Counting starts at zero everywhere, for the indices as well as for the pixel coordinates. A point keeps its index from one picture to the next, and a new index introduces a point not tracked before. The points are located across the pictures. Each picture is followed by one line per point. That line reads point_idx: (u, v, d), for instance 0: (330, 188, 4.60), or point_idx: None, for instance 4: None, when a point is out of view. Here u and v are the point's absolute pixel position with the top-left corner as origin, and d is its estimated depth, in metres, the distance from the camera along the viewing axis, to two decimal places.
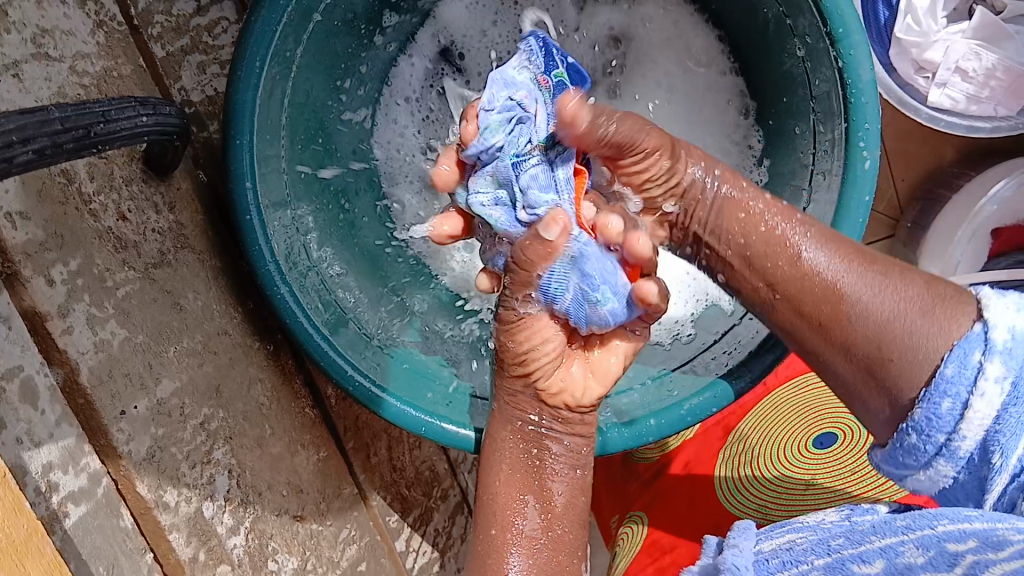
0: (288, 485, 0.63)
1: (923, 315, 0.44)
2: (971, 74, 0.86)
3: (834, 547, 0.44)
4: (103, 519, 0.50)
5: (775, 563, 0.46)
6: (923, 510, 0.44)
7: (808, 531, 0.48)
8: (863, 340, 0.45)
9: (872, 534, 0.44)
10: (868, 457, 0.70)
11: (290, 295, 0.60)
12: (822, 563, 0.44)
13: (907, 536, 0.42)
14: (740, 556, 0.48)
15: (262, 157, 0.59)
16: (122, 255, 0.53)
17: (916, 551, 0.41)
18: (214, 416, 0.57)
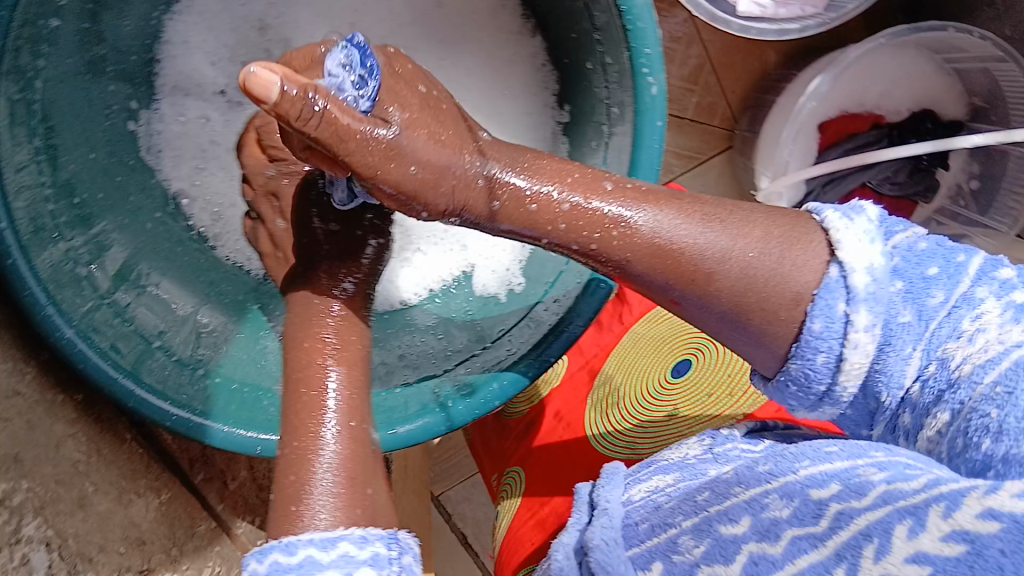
0: (125, 540, 0.58)
1: (772, 285, 0.41)
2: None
3: (699, 504, 0.43)
4: None
5: (644, 530, 0.46)
6: (781, 453, 0.43)
7: (671, 473, 0.49)
8: (731, 294, 0.42)
9: (737, 485, 0.42)
10: (720, 371, 0.67)
11: (80, 337, 0.52)
12: (691, 526, 0.42)
13: (770, 486, 0.40)
14: (607, 530, 0.47)
15: (25, 187, 0.51)
16: None
17: (780, 502, 0.39)
18: (18, 490, 0.51)
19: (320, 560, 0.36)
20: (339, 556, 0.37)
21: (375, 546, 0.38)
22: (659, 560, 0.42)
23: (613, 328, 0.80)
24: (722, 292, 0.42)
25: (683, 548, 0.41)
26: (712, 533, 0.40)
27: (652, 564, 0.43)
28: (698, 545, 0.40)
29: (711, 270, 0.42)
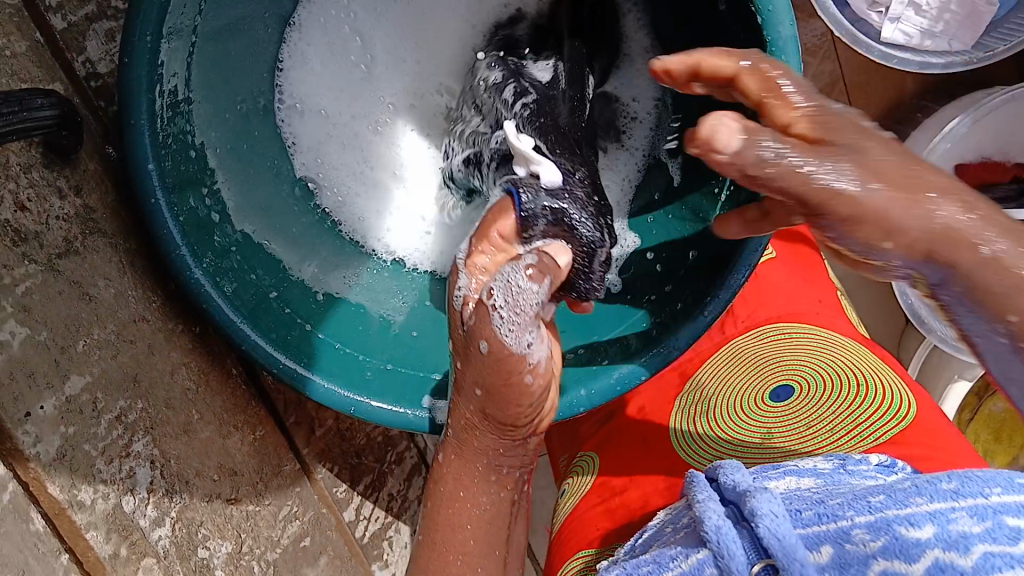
0: (220, 469, 0.62)
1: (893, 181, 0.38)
2: (924, 9, 0.90)
3: (872, 503, 0.43)
4: (9, 526, 0.47)
5: (810, 515, 0.45)
6: (967, 471, 0.42)
7: (812, 478, 0.50)
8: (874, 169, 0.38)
9: (916, 494, 0.42)
10: (824, 408, 0.65)
11: (203, 273, 0.58)
12: (865, 521, 0.42)
13: (957, 502, 0.40)
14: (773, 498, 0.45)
15: (164, 135, 0.56)
16: (22, 248, 0.52)
17: (971, 520, 0.39)
18: (132, 408, 0.56)
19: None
20: None
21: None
22: (830, 544, 0.42)
23: (714, 335, 0.77)
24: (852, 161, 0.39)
25: (858, 539, 0.41)
26: (891, 531, 0.41)
27: (822, 546, 0.43)
28: (876, 539, 0.41)
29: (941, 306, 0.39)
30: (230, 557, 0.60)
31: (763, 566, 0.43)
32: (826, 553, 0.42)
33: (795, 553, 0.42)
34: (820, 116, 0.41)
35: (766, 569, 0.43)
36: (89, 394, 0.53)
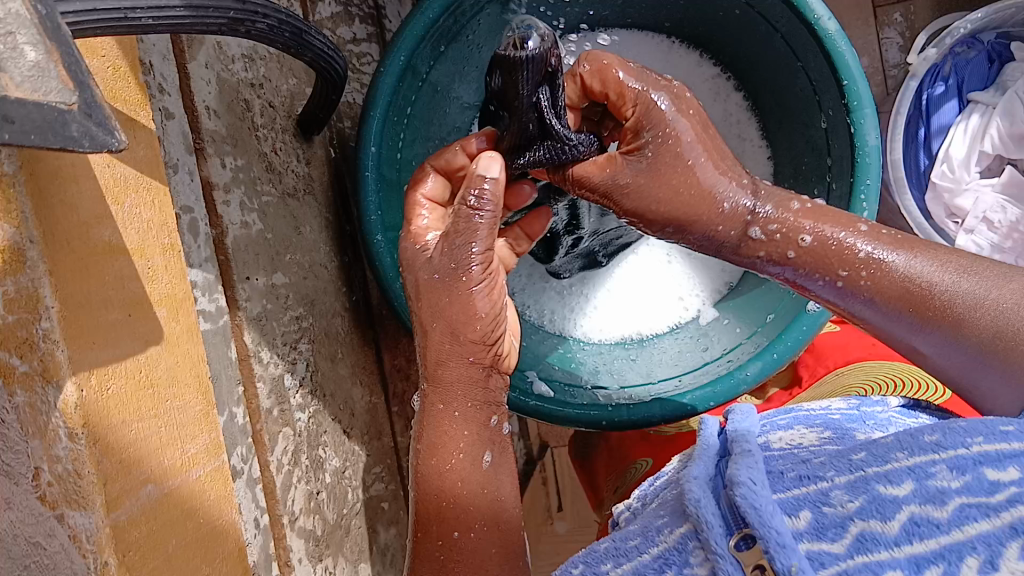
0: (345, 403, 0.74)
1: (997, 341, 0.51)
2: (997, 225, 1.04)
3: (855, 462, 0.41)
4: (217, 343, 0.59)
5: (792, 479, 0.42)
6: (947, 423, 0.42)
7: (825, 434, 0.48)
8: (981, 336, 0.51)
9: (897, 449, 0.41)
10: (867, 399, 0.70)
11: (384, 241, 0.75)
12: (845, 482, 0.40)
13: (938, 455, 0.39)
14: (751, 469, 0.42)
15: (385, 133, 0.75)
16: (269, 175, 0.70)
17: (949, 474, 0.38)
18: (306, 318, 0.70)
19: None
20: None
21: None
22: (808, 509, 0.39)
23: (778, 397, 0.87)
24: (967, 332, 0.52)
25: (835, 501, 0.39)
26: (869, 490, 0.39)
27: (800, 512, 0.39)
28: (852, 499, 0.38)
29: (962, 314, 0.52)
30: (335, 470, 0.70)
31: (740, 538, 0.39)
32: (803, 519, 0.39)
33: (770, 520, 0.38)
34: (912, 268, 0.53)
35: (740, 543, 0.39)
36: (283, 290, 0.67)
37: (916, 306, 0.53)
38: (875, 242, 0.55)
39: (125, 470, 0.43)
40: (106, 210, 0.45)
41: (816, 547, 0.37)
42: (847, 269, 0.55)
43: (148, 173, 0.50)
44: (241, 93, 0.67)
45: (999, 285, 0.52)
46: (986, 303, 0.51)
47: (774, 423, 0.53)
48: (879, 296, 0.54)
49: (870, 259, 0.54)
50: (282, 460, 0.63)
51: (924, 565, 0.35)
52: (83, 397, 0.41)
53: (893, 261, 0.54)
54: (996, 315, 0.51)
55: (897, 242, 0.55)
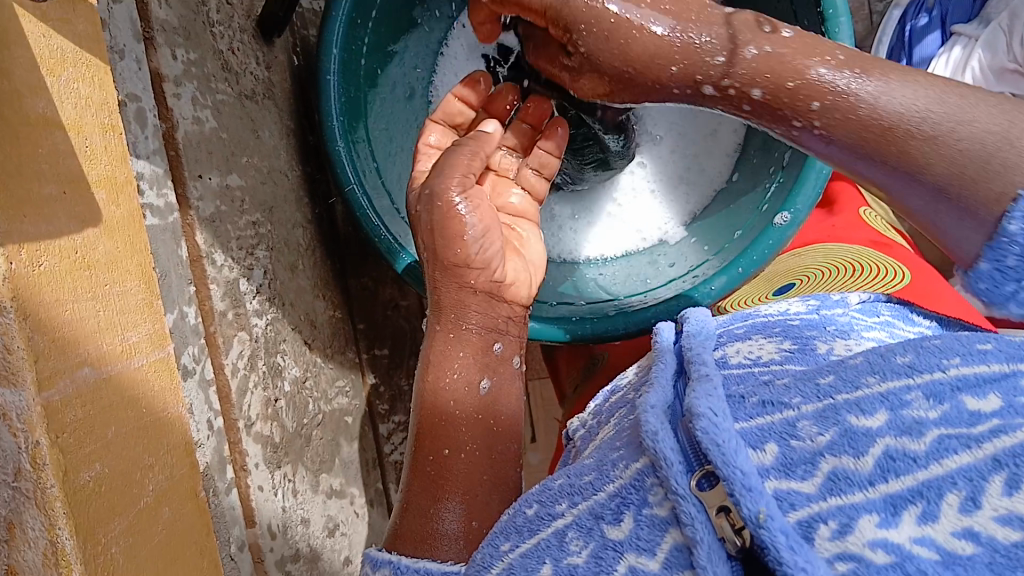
0: (306, 315, 0.72)
1: (966, 182, 0.40)
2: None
3: (821, 388, 0.38)
4: (167, 239, 0.57)
5: (753, 405, 0.39)
6: (921, 345, 0.39)
7: (784, 343, 0.45)
8: (941, 175, 0.41)
9: (868, 374, 0.38)
10: (829, 282, 0.70)
11: (345, 150, 0.73)
12: (813, 411, 0.37)
13: (912, 382, 0.37)
14: (709, 390, 0.39)
15: (347, 38, 0.72)
16: (225, 74, 0.67)
17: (926, 403, 0.35)
18: (263, 224, 0.68)
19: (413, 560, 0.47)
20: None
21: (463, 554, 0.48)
22: (775, 442, 0.36)
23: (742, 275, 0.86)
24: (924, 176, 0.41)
25: (804, 433, 0.36)
26: (840, 421, 0.36)
27: (765, 445, 0.36)
28: (823, 433, 0.35)
29: (907, 149, 0.41)
30: (294, 380, 0.69)
31: (702, 477, 0.35)
32: (770, 453, 0.35)
33: (735, 459, 0.34)
34: (850, 118, 0.43)
35: (702, 482, 0.35)
36: (239, 193, 0.65)
37: (873, 138, 0.42)
38: (837, 68, 0.43)
39: (59, 350, 0.41)
40: (39, 80, 0.43)
41: (785, 486, 0.34)
42: (818, 103, 0.43)
43: (90, 49, 0.47)
44: None
45: (973, 122, 0.40)
46: (924, 174, 0.41)
47: (732, 332, 0.49)
48: (836, 135, 0.43)
49: (832, 89, 0.43)
50: (237, 364, 0.62)
51: (902, 505, 0.32)
52: (13, 270, 0.39)
53: (855, 89, 0.42)
54: (977, 141, 0.40)
55: (868, 68, 0.43)
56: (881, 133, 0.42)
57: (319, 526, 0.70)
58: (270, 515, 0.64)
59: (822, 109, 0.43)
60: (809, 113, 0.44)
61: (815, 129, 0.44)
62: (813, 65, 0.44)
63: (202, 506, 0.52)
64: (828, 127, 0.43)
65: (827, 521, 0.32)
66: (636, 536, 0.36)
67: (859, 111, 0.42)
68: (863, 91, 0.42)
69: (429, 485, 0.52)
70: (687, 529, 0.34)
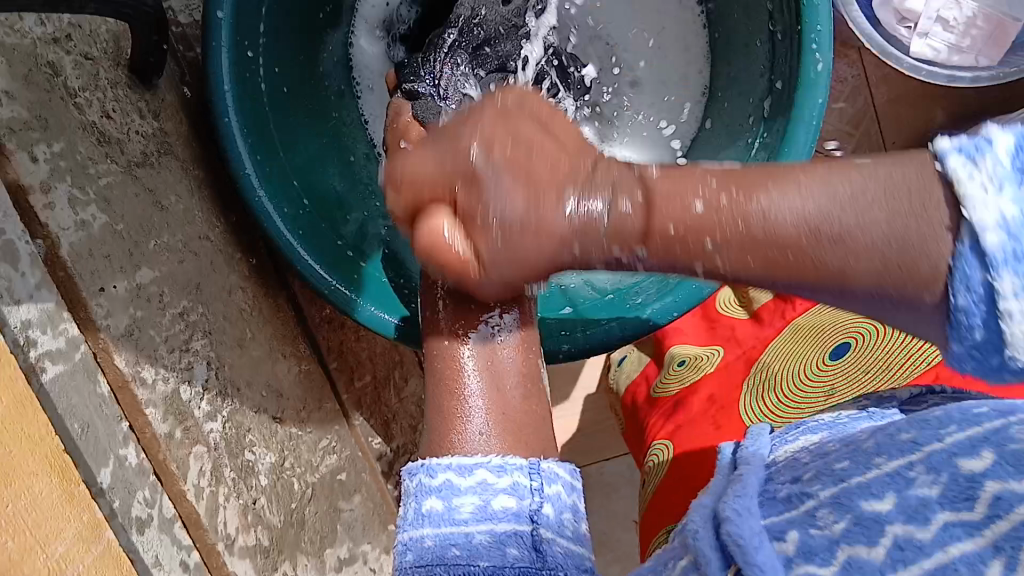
0: (268, 387, 0.65)
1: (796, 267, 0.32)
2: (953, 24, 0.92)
3: (837, 473, 0.39)
4: (80, 382, 0.49)
5: (782, 500, 0.40)
6: (924, 418, 0.39)
7: (828, 442, 0.44)
8: (786, 246, 0.32)
9: (877, 454, 0.39)
10: (885, 348, 0.58)
11: (266, 198, 0.63)
12: (829, 498, 0.38)
13: (915, 457, 0.37)
14: (741, 493, 0.41)
15: (239, 68, 0.62)
16: (105, 149, 0.57)
17: (927, 478, 0.35)
18: (194, 310, 0.59)
19: (458, 486, 0.44)
20: (477, 482, 0.44)
21: (518, 525, 0.43)
22: (797, 530, 0.37)
23: (774, 323, 0.72)
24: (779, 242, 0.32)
25: (821, 521, 0.37)
26: (853, 508, 0.36)
27: (789, 534, 0.37)
28: (838, 520, 0.36)
29: (837, 268, 0.32)
30: (271, 467, 0.62)
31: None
32: (792, 542, 0.37)
33: (756, 557, 0.36)
34: (692, 218, 0.35)
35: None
36: (155, 288, 0.56)
37: (784, 268, 0.33)
38: (713, 200, 0.34)
39: None
40: None
41: (807, 574, 0.35)
42: (712, 239, 0.34)
43: None
44: (42, 56, 0.53)
45: (875, 208, 0.31)
46: (842, 228, 0.31)
47: (792, 451, 0.45)
48: (741, 273, 0.34)
49: (717, 208, 0.34)
50: (201, 484, 0.55)
51: None
52: None
53: (763, 208, 0.33)
54: (878, 242, 0.30)
55: (757, 182, 0.34)
56: (790, 266, 0.33)
57: None
58: None
59: (719, 243, 0.34)
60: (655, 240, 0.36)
61: (692, 253, 0.35)
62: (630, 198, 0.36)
63: None
64: (702, 256, 0.35)
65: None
66: None
67: (772, 239, 0.32)
68: (767, 207, 0.33)
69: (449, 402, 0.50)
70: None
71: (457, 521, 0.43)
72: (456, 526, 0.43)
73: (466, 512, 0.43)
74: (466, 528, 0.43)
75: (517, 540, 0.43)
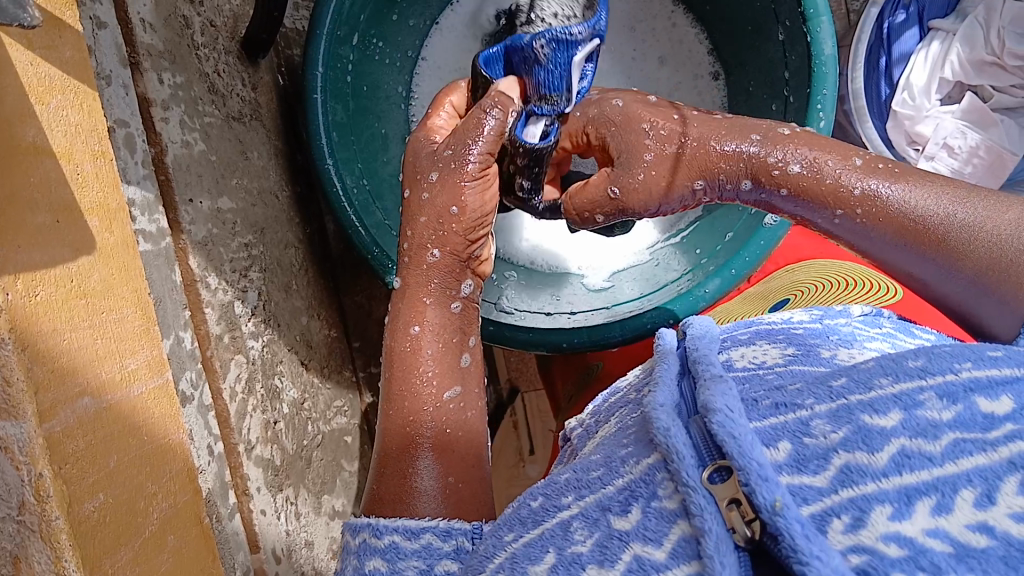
0: (301, 336, 0.72)
1: (1003, 274, 0.45)
2: (957, 151, 1.03)
3: (834, 389, 0.38)
4: (160, 265, 0.56)
5: (767, 407, 0.38)
6: (933, 351, 0.39)
7: (788, 348, 0.46)
8: (983, 264, 0.46)
9: (881, 376, 0.38)
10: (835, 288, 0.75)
11: (334, 169, 0.73)
12: (827, 411, 0.37)
13: (924, 383, 0.36)
14: (729, 396, 0.38)
15: (334, 57, 0.73)
16: (212, 97, 0.66)
17: (939, 404, 0.35)
18: (256, 246, 0.67)
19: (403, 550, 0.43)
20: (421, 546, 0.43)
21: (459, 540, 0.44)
22: (788, 440, 0.36)
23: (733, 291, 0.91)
24: (963, 266, 0.47)
25: (816, 432, 0.36)
26: (853, 420, 0.35)
27: (779, 443, 0.35)
28: (836, 430, 0.35)
29: (958, 242, 0.47)
30: (293, 401, 0.69)
31: (714, 469, 0.35)
32: (784, 450, 0.35)
33: (752, 451, 0.34)
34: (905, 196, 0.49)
35: (713, 476, 0.35)
36: (230, 216, 0.65)
37: (914, 235, 0.48)
38: (862, 175, 0.51)
39: (57, 379, 0.41)
40: (30, 108, 0.42)
41: (797, 482, 0.34)
42: (933, 250, 0.48)
43: (75, 74, 0.46)
44: (180, 9, 0.63)
45: (981, 218, 0.47)
46: (976, 238, 0.46)
47: (736, 338, 0.52)
48: (936, 252, 0.48)
49: (866, 197, 0.50)
50: (235, 388, 0.61)
51: (915, 497, 0.31)
52: (9, 300, 0.39)
53: (939, 212, 0.48)
54: (1007, 240, 0.46)
55: (891, 175, 0.51)
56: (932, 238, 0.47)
57: (324, 549, 0.70)
58: (275, 539, 0.63)
59: (943, 236, 0.47)
60: (927, 248, 0.48)
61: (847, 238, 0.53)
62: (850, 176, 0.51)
63: (207, 533, 0.51)
64: (927, 243, 0.48)
65: (839, 516, 0.32)
66: (644, 526, 0.35)
67: (935, 244, 0.47)
68: (913, 209, 0.48)
69: (397, 462, 0.50)
70: (696, 520, 0.33)
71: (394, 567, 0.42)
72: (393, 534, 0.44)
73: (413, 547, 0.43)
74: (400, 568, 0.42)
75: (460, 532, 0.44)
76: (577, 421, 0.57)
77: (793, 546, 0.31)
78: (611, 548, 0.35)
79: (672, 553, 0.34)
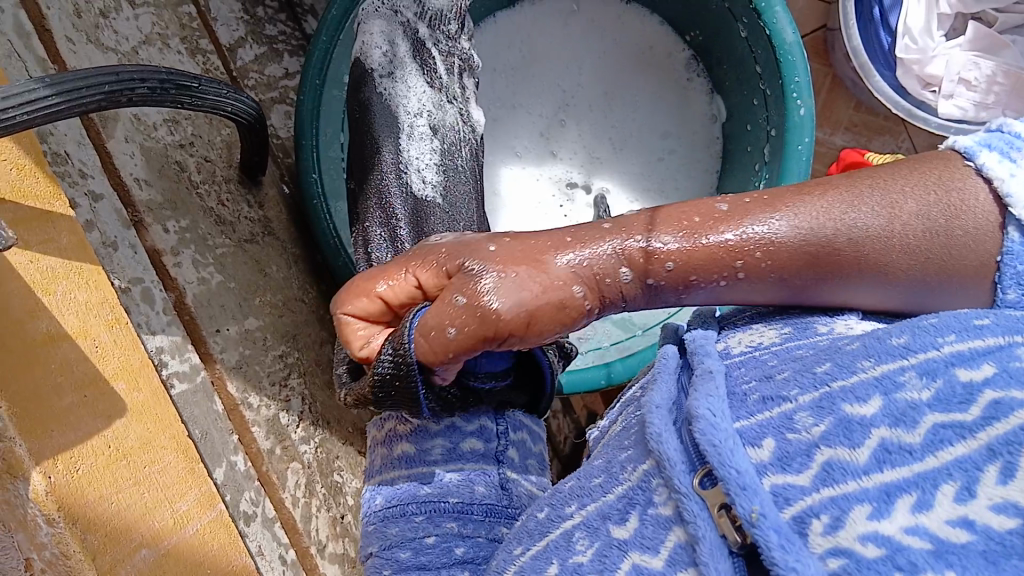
0: (354, 425, 0.76)
1: (947, 264, 0.39)
2: (974, 84, 0.99)
3: (819, 376, 0.35)
4: (200, 399, 0.61)
5: (754, 403, 0.36)
6: (919, 324, 0.35)
7: (784, 327, 0.43)
8: (907, 263, 0.40)
9: (863, 357, 0.35)
10: None
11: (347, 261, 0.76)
12: (810, 401, 0.34)
13: (907, 362, 0.33)
14: (714, 399, 0.35)
15: (325, 155, 0.76)
16: (222, 228, 0.69)
17: (920, 383, 0.32)
18: (291, 354, 0.71)
19: (429, 434, 0.53)
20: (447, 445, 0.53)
21: (484, 425, 0.54)
22: (772, 437, 0.33)
23: None
24: (885, 272, 0.40)
25: (800, 425, 0.33)
26: (835, 410, 0.32)
27: (764, 441, 0.33)
28: (818, 422, 0.32)
29: (872, 247, 0.40)
30: (356, 491, 0.72)
31: (704, 475, 0.33)
32: (768, 448, 0.33)
33: (732, 458, 0.32)
34: (803, 221, 0.41)
35: (704, 481, 0.33)
36: (259, 333, 0.69)
37: (826, 259, 0.41)
38: (743, 216, 0.42)
39: (112, 542, 0.46)
40: (39, 302, 0.46)
41: (781, 481, 0.31)
42: (859, 269, 0.41)
43: (77, 256, 0.49)
44: (172, 156, 0.66)
45: (896, 207, 0.40)
46: (894, 235, 0.40)
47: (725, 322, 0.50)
48: (860, 268, 0.41)
49: (760, 239, 0.42)
50: (297, 494, 0.65)
51: (895, 494, 0.29)
52: (52, 482, 0.43)
53: (842, 217, 0.41)
54: (919, 220, 0.40)
55: (778, 202, 0.42)
56: (850, 251, 0.40)
57: None
58: None
59: (861, 248, 0.40)
60: (847, 270, 0.41)
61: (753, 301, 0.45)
62: (728, 225, 0.43)
63: None
64: (856, 262, 0.41)
65: (819, 516, 0.30)
66: (641, 534, 0.34)
67: (860, 255, 0.40)
68: (818, 222, 0.41)
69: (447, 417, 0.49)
70: (689, 528, 0.32)
71: (428, 458, 0.52)
72: (428, 465, 0.52)
73: (439, 429, 0.53)
74: (433, 463, 0.52)
75: (483, 478, 0.52)
76: (596, 427, 0.53)
77: (769, 559, 0.29)
78: (610, 557, 0.34)
79: (669, 561, 0.32)
